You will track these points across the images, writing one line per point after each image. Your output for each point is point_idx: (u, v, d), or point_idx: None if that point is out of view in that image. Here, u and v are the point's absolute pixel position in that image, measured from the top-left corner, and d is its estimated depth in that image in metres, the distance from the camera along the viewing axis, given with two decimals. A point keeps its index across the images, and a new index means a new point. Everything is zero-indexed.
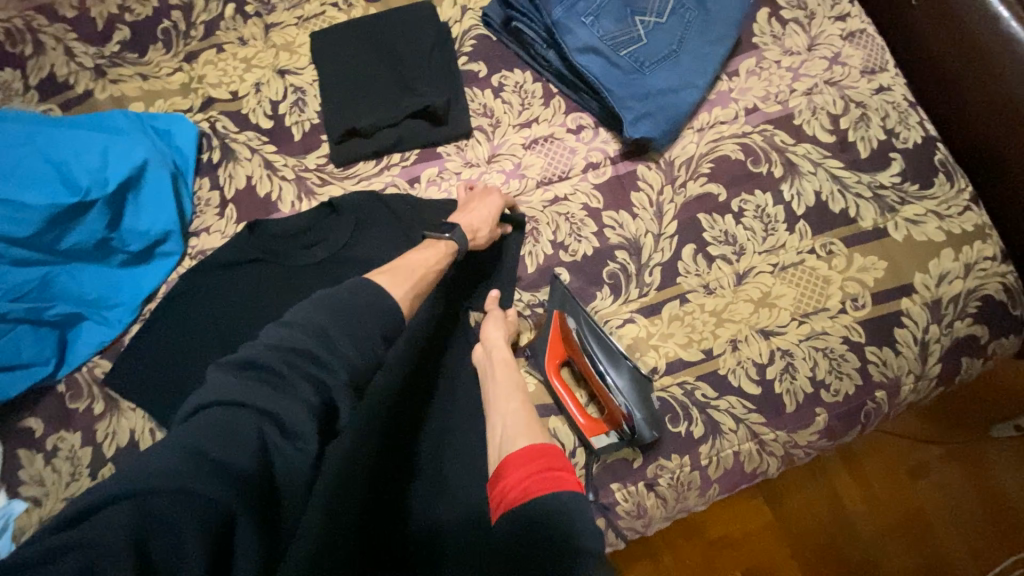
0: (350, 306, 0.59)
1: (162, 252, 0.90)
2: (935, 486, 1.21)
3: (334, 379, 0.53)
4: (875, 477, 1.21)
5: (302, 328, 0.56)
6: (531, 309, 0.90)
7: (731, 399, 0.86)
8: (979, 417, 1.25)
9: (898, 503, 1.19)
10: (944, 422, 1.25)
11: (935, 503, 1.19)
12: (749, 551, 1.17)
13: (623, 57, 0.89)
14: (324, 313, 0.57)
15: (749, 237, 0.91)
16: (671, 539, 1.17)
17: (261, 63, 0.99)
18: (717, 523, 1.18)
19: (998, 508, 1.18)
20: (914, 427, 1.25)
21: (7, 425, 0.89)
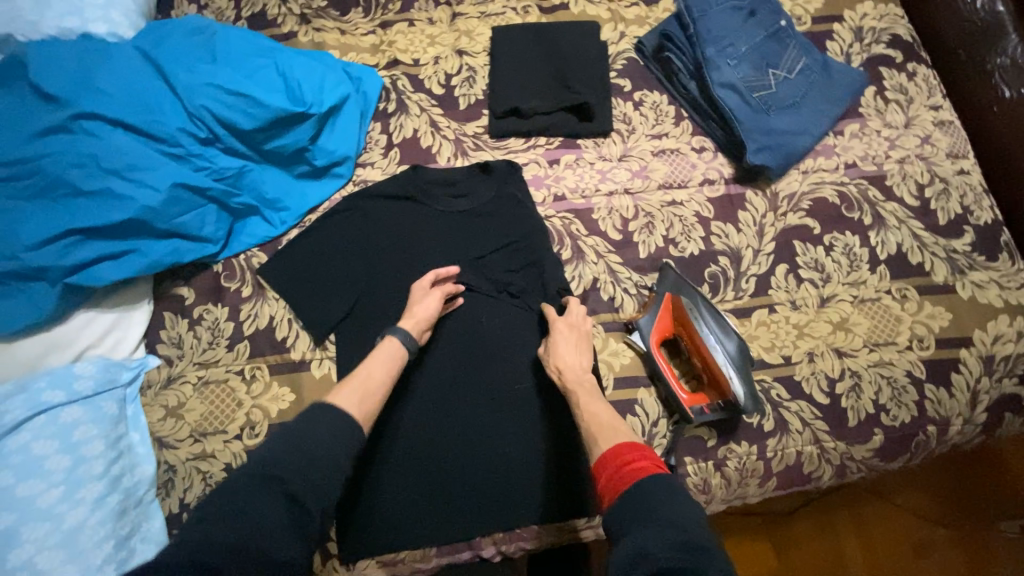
0: (320, 418, 0.72)
1: (335, 173, 1.04)
2: (937, 568, 1.27)
3: (292, 485, 0.65)
4: (882, 549, 1.28)
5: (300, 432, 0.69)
6: (638, 288, 1.02)
7: (801, 403, 0.96)
8: (996, 510, 1.28)
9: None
10: (959, 505, 1.30)
11: None
12: None
13: (755, 98, 1.05)
14: (296, 429, 0.70)
15: (836, 269, 1.04)
16: None
17: (443, 42, 1.17)
18: None
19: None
20: (926, 505, 1.30)
21: (161, 289, 0.99)
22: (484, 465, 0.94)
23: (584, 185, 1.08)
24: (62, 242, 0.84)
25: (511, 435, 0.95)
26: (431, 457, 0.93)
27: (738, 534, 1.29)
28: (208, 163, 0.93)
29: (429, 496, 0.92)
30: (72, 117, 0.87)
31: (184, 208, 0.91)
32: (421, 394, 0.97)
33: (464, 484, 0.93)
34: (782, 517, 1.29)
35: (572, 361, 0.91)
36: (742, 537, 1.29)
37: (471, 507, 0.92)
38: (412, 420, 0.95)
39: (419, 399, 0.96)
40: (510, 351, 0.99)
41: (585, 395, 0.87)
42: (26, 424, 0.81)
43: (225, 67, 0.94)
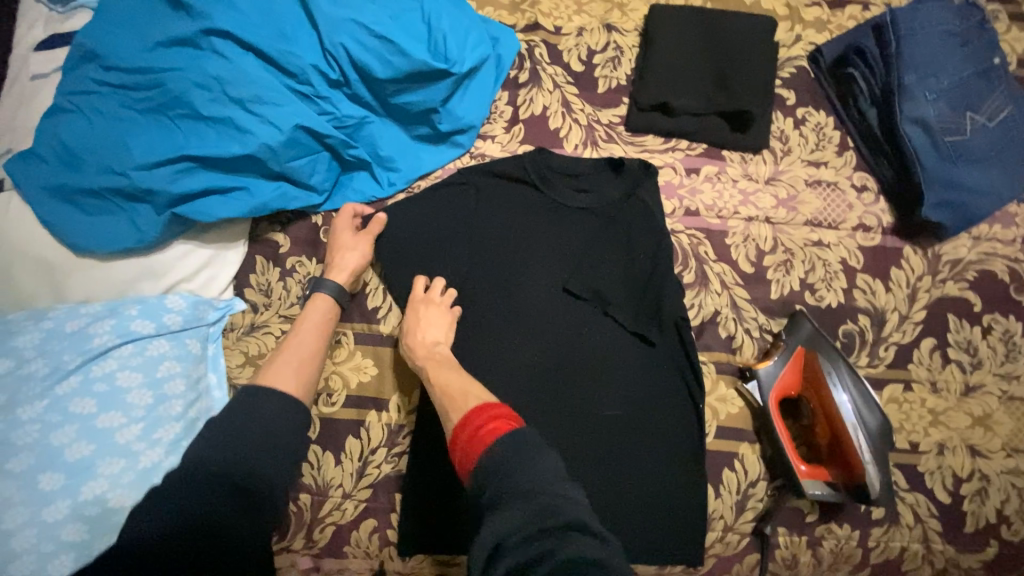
0: (260, 404, 0.74)
1: (455, 141, 0.95)
2: None
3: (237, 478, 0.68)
4: None
5: (236, 419, 0.72)
6: (760, 333, 0.91)
7: (919, 497, 0.86)
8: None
9: None
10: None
11: None
12: None
13: (947, 143, 0.91)
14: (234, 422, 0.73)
15: (988, 355, 0.91)
16: None
17: (592, 11, 1.04)
18: None
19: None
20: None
21: (257, 231, 0.93)
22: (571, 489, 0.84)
23: (722, 204, 0.97)
24: (176, 167, 0.80)
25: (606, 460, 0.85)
26: None
27: None
28: (333, 107, 0.85)
29: None
30: (203, 32, 0.80)
31: (300, 153, 0.84)
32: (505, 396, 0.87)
33: None
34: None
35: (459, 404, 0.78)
36: None
37: None
38: None
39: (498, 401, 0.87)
40: (610, 373, 0.88)
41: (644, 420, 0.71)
42: (113, 352, 0.78)
43: (371, 3, 0.85)
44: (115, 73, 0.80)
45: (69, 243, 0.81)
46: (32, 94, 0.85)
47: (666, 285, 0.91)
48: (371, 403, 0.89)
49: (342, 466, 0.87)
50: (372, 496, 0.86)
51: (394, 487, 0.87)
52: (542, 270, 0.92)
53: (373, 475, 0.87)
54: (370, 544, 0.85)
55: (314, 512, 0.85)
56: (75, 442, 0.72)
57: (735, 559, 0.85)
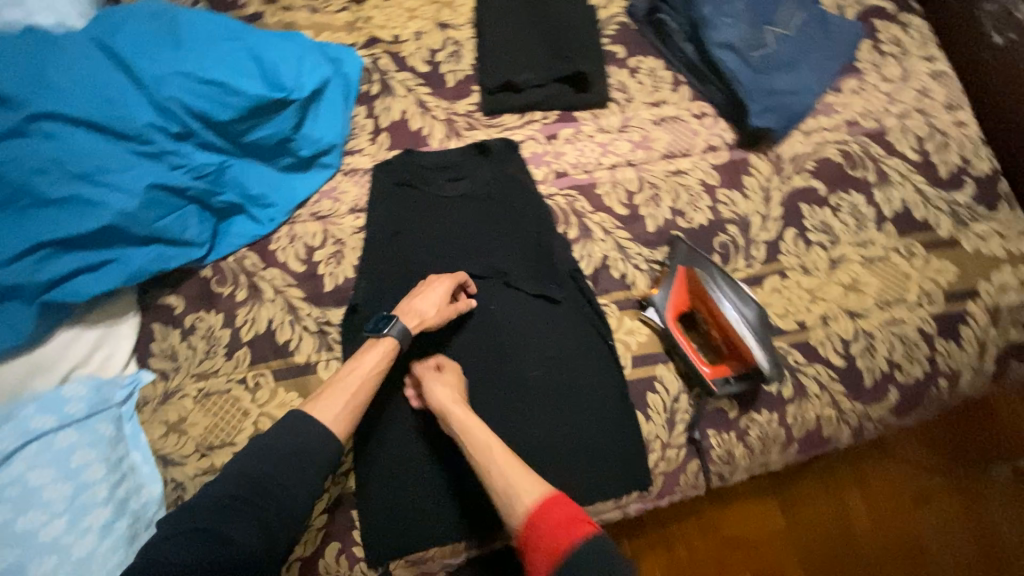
0: (299, 427, 0.77)
1: (322, 163, 0.98)
2: (937, 515, 1.34)
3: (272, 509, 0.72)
4: (883, 498, 1.35)
5: (271, 446, 0.75)
6: (648, 265, 0.99)
7: (818, 367, 0.96)
8: (998, 459, 1.37)
9: (901, 523, 1.34)
10: (970, 458, 1.37)
11: (936, 530, 1.33)
12: (759, 549, 1.31)
13: (755, 57, 1.03)
14: (275, 439, 0.76)
15: (843, 230, 1.02)
16: (693, 530, 1.33)
17: (423, 15, 1.09)
18: (734, 520, 1.34)
19: (1006, 550, 1.31)
20: (932, 458, 1.38)
21: (148, 300, 0.93)
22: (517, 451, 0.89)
23: (585, 159, 1.04)
24: (35, 256, 0.79)
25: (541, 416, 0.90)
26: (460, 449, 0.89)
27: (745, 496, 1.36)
28: (184, 160, 0.86)
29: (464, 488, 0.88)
30: (26, 119, 0.79)
31: (163, 212, 0.85)
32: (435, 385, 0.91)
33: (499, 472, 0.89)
34: (792, 477, 1.36)
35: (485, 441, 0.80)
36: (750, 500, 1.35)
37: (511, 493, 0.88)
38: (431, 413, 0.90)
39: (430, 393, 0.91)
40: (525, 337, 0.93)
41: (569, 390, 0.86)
42: (20, 454, 0.78)
43: (194, 53, 0.87)
44: None
45: None
46: None
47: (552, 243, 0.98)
48: None
49: None
50: (329, 521, 0.87)
51: (350, 503, 0.88)
52: (438, 261, 0.96)
53: (327, 498, 0.87)
54: (340, 567, 0.85)
55: None
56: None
57: (680, 471, 0.92)
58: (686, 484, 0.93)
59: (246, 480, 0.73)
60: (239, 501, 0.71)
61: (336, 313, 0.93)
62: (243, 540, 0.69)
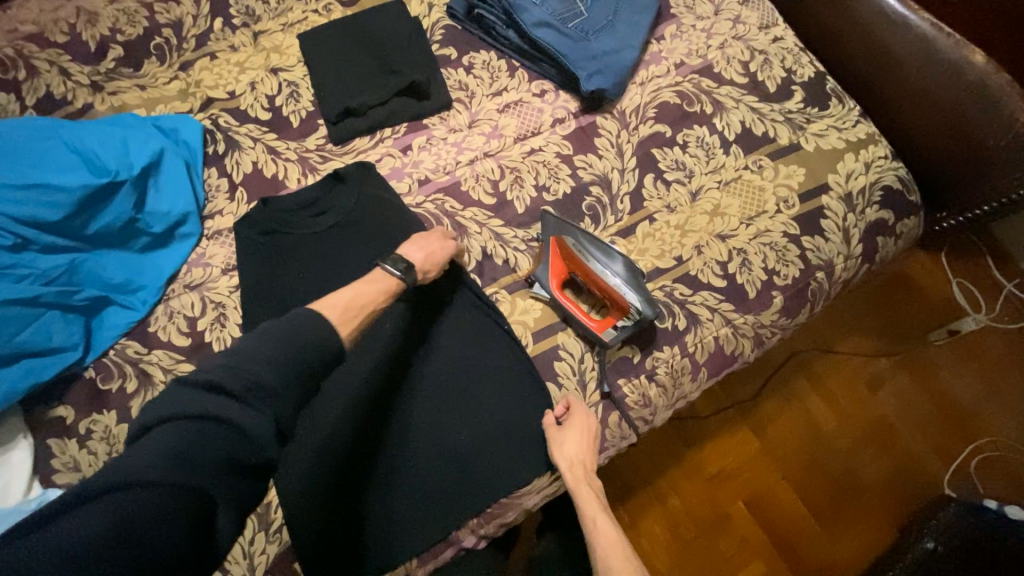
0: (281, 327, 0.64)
1: (182, 234, 0.97)
2: (891, 395, 1.45)
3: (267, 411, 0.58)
4: (841, 395, 1.45)
5: (235, 360, 0.60)
6: (527, 243, 1.03)
7: (704, 293, 1.02)
8: (915, 324, 1.51)
9: (863, 413, 1.44)
10: (891, 331, 1.51)
11: (893, 410, 1.44)
12: (744, 476, 1.38)
13: (571, 28, 1.08)
14: (264, 334, 0.63)
15: (695, 162, 1.09)
16: (681, 478, 1.37)
17: (253, 65, 1.11)
18: (716, 456, 1.39)
19: (944, 400, 1.45)
20: (862, 341, 1.50)
21: (36, 418, 0.90)
22: (444, 453, 0.90)
23: (444, 161, 1.07)
24: None
25: (457, 414, 0.92)
26: (391, 470, 0.89)
27: (721, 432, 1.41)
28: (29, 268, 0.84)
29: (405, 507, 0.88)
30: None
31: (19, 326, 0.83)
32: (351, 419, 0.90)
33: (434, 480, 0.89)
34: (750, 399, 1.44)
35: (577, 455, 0.89)
36: (725, 434, 1.41)
37: (451, 494, 0.89)
38: (353, 447, 0.89)
39: (343, 426, 0.90)
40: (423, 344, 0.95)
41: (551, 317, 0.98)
42: None
43: (10, 163, 0.86)
44: None
45: None
46: None
47: None
48: None
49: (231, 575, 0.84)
50: None
51: (291, 555, 0.86)
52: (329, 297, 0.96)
53: (263, 561, 0.85)
54: None
55: None
56: None
57: (603, 426, 0.96)
58: (613, 437, 0.97)
59: (164, 453, 0.52)
60: (203, 426, 0.55)
61: None
62: (232, 444, 0.55)
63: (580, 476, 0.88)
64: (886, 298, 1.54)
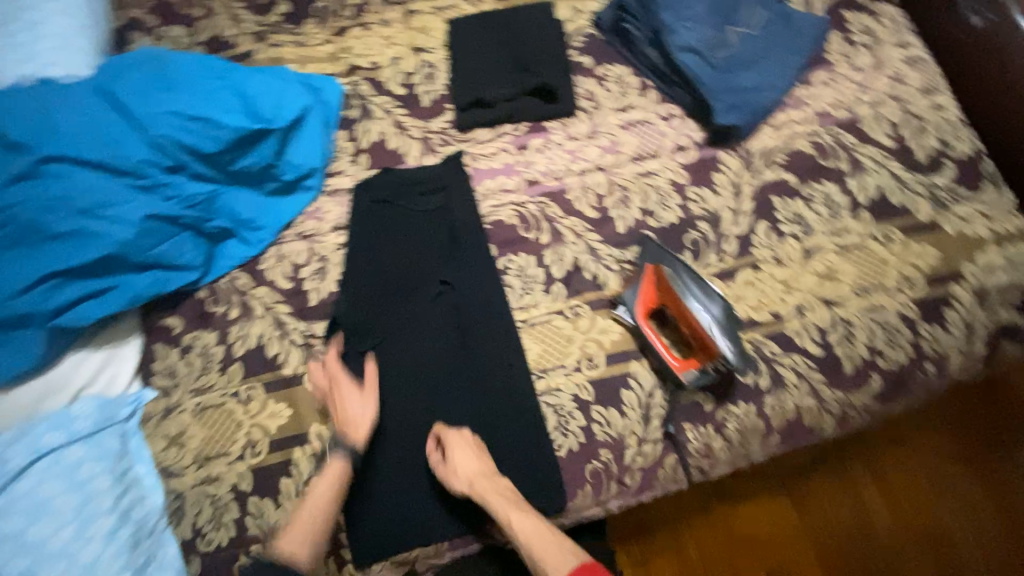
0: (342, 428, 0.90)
1: (305, 186, 1.04)
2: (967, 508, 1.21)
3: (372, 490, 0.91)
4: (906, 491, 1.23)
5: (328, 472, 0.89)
6: (620, 264, 1.01)
7: (795, 357, 0.96)
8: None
9: (931, 520, 1.21)
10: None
11: (969, 526, 1.20)
12: (774, 552, 1.21)
13: (718, 58, 1.05)
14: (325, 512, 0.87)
15: (817, 219, 1.03)
16: (703, 531, 1.22)
17: (399, 41, 1.16)
18: (747, 519, 1.23)
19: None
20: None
21: (148, 322, 0.99)
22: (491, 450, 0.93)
23: (556, 166, 1.08)
24: (44, 286, 0.86)
25: (512, 417, 0.94)
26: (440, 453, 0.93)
27: (756, 493, 1.25)
28: (177, 191, 0.93)
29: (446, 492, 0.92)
30: (37, 162, 0.88)
31: (158, 239, 0.92)
32: (416, 394, 0.95)
33: None
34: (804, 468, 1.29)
35: (476, 469, 0.87)
36: (761, 495, 1.24)
37: None
38: (411, 422, 0.94)
39: (404, 395, 0.95)
40: (495, 342, 0.97)
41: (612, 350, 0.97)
42: (31, 470, 0.83)
43: (183, 93, 0.95)
44: None
45: None
46: None
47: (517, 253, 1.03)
48: (294, 441, 0.94)
49: (283, 507, 0.90)
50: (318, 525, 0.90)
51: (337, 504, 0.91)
52: (422, 274, 1.01)
53: None
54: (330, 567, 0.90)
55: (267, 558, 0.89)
56: (14, 558, 0.78)
57: (657, 466, 0.93)
58: (665, 479, 0.94)
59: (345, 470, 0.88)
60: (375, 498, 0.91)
61: (321, 326, 0.99)
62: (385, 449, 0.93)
63: (485, 489, 0.86)
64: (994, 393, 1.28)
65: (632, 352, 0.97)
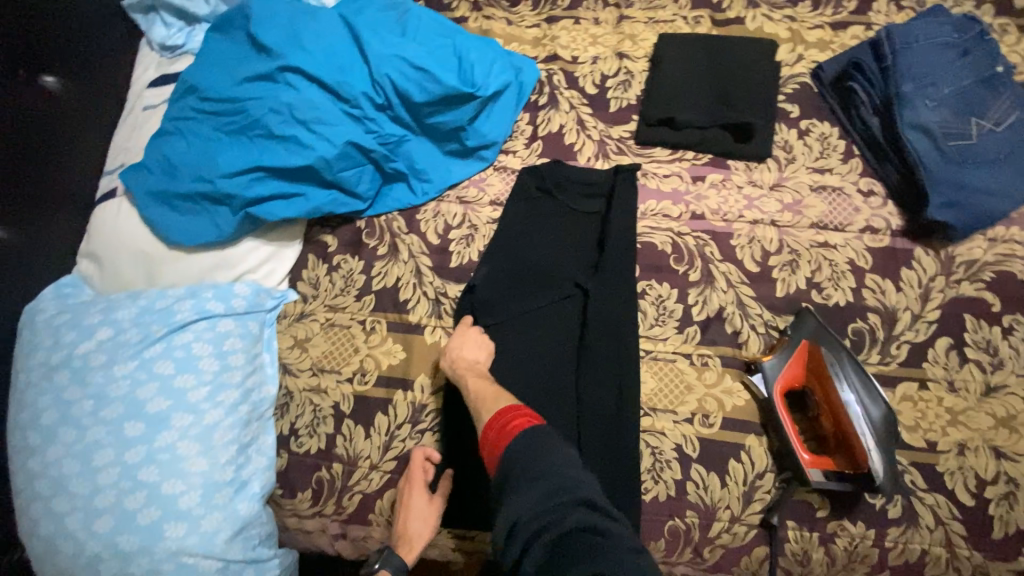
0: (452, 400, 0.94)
1: (480, 156, 1.08)
2: None
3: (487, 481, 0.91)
4: None
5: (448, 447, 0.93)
6: (766, 329, 0.95)
7: (939, 497, 0.85)
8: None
9: None
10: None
11: None
12: None
13: (951, 147, 0.94)
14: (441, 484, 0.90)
15: (1013, 356, 0.90)
16: None
17: (605, 42, 1.16)
18: None
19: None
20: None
21: (310, 233, 1.08)
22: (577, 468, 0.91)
23: (727, 208, 1.02)
24: (250, 176, 0.97)
25: (609, 444, 0.91)
26: None
27: None
28: (377, 127, 1.01)
29: None
30: (278, 68, 0.98)
31: (349, 165, 1.00)
32: (523, 387, 0.96)
33: None
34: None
35: (465, 350, 0.93)
36: None
37: None
38: None
39: (507, 382, 0.96)
40: (614, 363, 0.95)
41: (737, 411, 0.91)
42: (190, 326, 0.92)
43: (412, 42, 1.02)
44: (207, 101, 0.99)
45: (163, 237, 0.99)
46: (144, 121, 1.08)
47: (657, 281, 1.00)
48: (398, 383, 0.98)
49: (371, 440, 0.95)
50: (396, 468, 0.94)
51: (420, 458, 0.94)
52: (562, 273, 1.01)
53: (398, 447, 0.95)
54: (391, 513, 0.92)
55: (344, 480, 0.94)
56: (155, 397, 0.86)
57: (743, 551, 0.86)
58: (746, 568, 0.86)
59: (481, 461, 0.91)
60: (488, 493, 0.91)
61: (453, 288, 1.03)
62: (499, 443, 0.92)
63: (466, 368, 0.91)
64: None
65: (753, 424, 0.90)
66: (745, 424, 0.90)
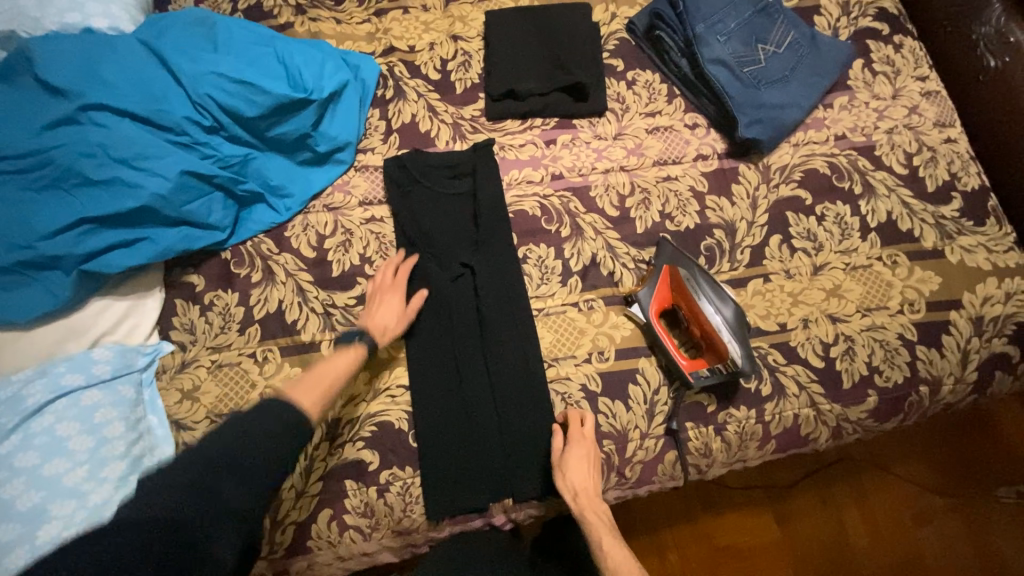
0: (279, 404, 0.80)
1: (337, 159, 1.07)
2: (936, 537, 1.32)
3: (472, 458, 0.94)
4: (882, 519, 1.33)
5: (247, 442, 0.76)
6: (636, 264, 1.05)
7: (798, 368, 1.00)
8: (984, 472, 1.36)
9: (900, 544, 1.31)
10: (957, 471, 1.36)
11: (934, 553, 1.31)
12: (754, 563, 1.29)
13: (746, 73, 1.09)
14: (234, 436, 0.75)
15: (828, 238, 1.07)
16: (687, 538, 1.30)
17: (437, 28, 1.18)
18: (730, 531, 1.32)
19: (993, 564, 1.29)
20: (919, 471, 1.37)
21: (171, 277, 1.01)
22: (498, 431, 0.96)
23: (581, 163, 1.10)
24: (76, 230, 0.88)
25: (521, 399, 0.97)
26: (455, 430, 0.95)
27: (743, 508, 1.33)
28: (214, 151, 0.96)
29: (456, 468, 0.94)
30: (78, 108, 0.89)
31: (192, 197, 0.94)
32: (432, 370, 0.98)
33: (487, 453, 0.95)
34: (785, 490, 1.35)
35: (583, 482, 0.90)
36: (747, 510, 1.33)
37: (497, 475, 0.95)
38: (425, 398, 0.96)
39: (420, 373, 0.98)
40: (510, 327, 1.00)
41: (627, 341, 1.00)
42: (47, 407, 0.83)
43: (229, 57, 0.98)
44: None
45: None
46: None
47: (535, 243, 1.06)
48: None
49: (290, 469, 0.92)
50: (324, 488, 0.92)
51: (345, 471, 0.93)
52: (445, 255, 1.04)
53: (322, 467, 0.93)
54: (330, 533, 0.90)
55: (271, 516, 0.90)
56: (23, 492, 0.77)
57: (657, 460, 0.96)
58: (663, 474, 0.96)
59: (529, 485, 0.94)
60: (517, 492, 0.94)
61: (341, 297, 1.01)
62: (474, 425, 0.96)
63: (586, 504, 0.90)
64: (960, 432, 1.39)
65: (642, 350, 1.00)
66: (636, 352, 1.00)
